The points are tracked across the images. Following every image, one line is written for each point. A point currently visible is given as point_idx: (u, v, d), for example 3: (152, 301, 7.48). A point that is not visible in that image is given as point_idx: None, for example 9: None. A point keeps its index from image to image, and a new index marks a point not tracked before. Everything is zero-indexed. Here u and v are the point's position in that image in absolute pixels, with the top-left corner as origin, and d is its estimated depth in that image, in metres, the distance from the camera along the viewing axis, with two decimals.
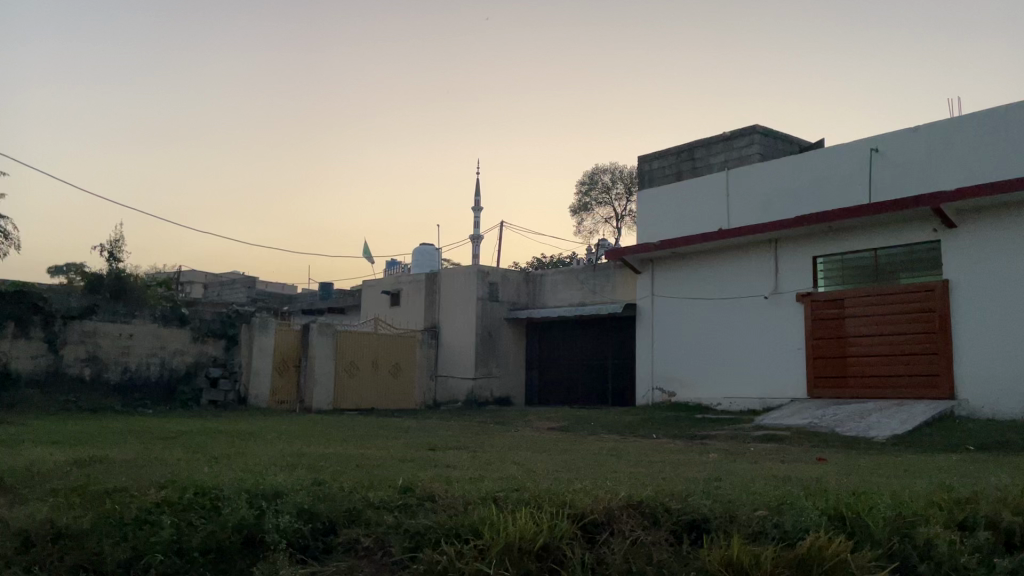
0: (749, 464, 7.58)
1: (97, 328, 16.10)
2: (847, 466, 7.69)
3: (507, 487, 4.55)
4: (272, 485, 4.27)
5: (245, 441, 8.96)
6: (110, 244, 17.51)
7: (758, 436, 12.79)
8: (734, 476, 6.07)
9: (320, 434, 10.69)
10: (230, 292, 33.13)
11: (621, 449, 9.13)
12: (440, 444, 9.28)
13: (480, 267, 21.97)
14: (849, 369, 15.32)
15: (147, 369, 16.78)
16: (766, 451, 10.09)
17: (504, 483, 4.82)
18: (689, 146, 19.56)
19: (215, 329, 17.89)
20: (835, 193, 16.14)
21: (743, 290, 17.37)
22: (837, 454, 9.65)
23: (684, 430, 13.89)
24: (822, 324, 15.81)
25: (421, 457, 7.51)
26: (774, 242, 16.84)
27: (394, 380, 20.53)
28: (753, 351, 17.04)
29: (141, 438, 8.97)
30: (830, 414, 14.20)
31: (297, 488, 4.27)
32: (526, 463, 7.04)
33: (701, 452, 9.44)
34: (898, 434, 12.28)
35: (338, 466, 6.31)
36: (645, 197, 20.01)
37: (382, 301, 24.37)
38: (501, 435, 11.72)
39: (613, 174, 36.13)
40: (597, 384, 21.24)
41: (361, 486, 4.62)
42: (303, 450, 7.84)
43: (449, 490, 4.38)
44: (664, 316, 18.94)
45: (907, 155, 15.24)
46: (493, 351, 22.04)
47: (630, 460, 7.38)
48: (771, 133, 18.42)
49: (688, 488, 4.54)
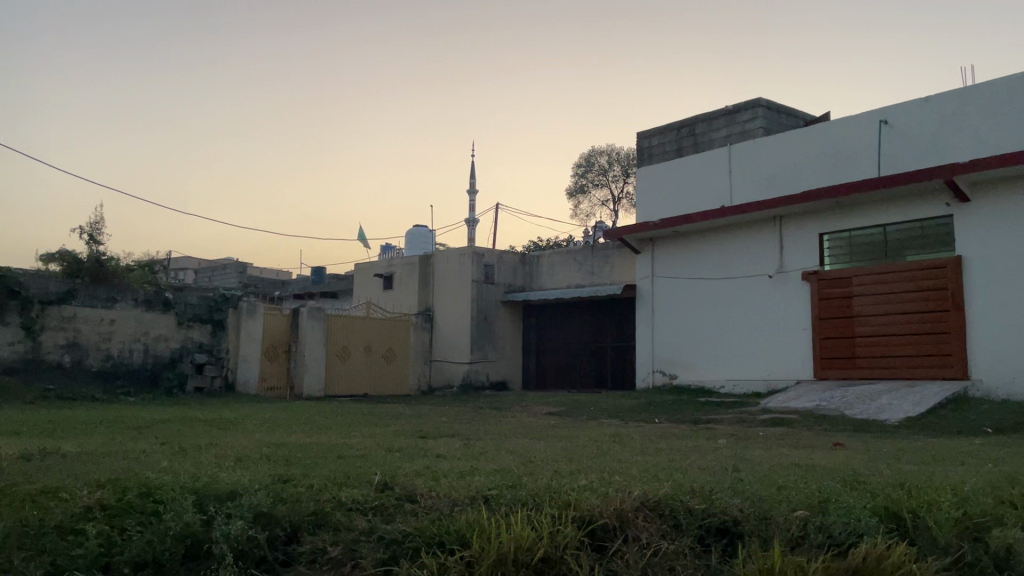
0: (765, 452, 7.03)
1: (77, 313, 15.49)
2: (871, 453, 7.15)
3: (500, 483, 3.98)
4: (228, 484, 3.71)
5: (224, 430, 8.40)
6: (90, 227, 16.88)
7: (765, 420, 12.25)
8: (754, 466, 5.51)
9: (306, 422, 10.12)
10: (222, 278, 32.54)
11: (625, 435, 8.57)
12: (431, 432, 8.71)
13: (474, 248, 21.38)
14: (857, 350, 14.79)
15: (130, 355, 16.18)
16: (778, 436, 9.55)
17: (496, 477, 4.24)
18: (689, 121, 18.91)
19: (201, 313, 17.31)
20: (843, 167, 15.54)
21: (746, 269, 16.79)
22: (854, 439, 9.11)
23: (687, 414, 13.37)
24: (829, 304, 15.26)
25: (410, 447, 6.93)
26: (778, 219, 16.26)
27: (387, 365, 19.98)
28: (757, 332, 16.49)
29: (113, 427, 8.40)
30: (838, 396, 13.67)
31: (257, 486, 3.72)
32: (523, 452, 6.48)
33: (711, 438, 8.87)
34: (912, 417, 11.75)
35: (316, 460, 5.74)
36: (644, 174, 19.40)
37: (375, 284, 23.78)
38: (497, 421, 11.17)
39: (610, 157, 35.47)
40: (596, 367, 20.70)
41: (333, 483, 4.06)
42: (282, 441, 7.25)
43: (433, 487, 3.81)
44: (665, 298, 18.37)
45: (917, 127, 14.63)
46: (489, 335, 21.46)
47: (637, 448, 6.81)
48: (775, 107, 17.79)
49: (708, 482, 4.00)
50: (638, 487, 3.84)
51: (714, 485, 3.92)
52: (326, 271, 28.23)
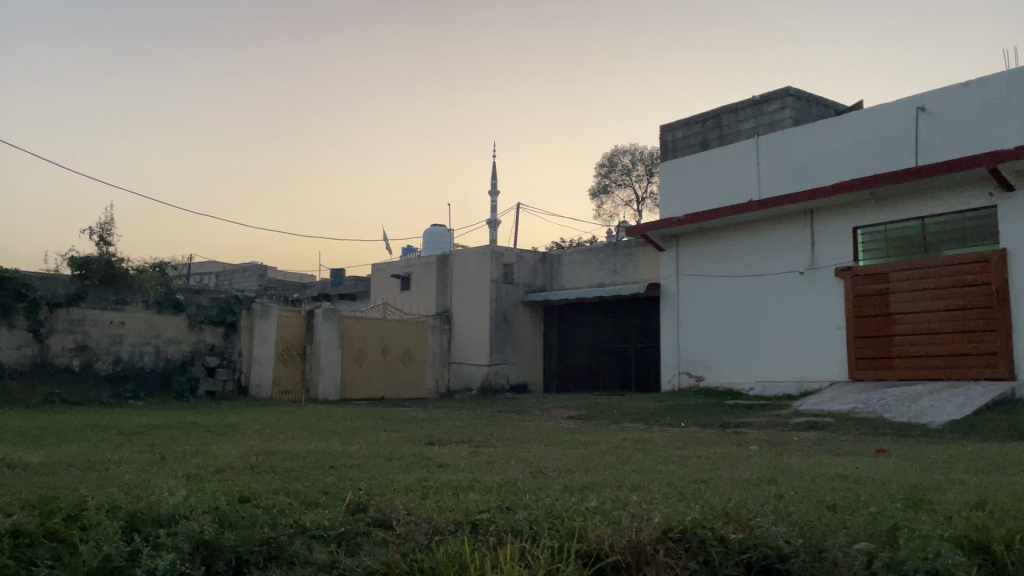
0: (802, 461, 6.39)
1: (86, 316, 15.09)
2: (918, 461, 6.49)
3: (497, 501, 3.42)
4: (170, 504, 3.16)
5: (220, 436, 7.88)
6: (100, 227, 16.51)
7: (799, 424, 11.53)
8: (793, 478, 4.87)
9: (310, 427, 9.58)
10: (242, 280, 32.26)
11: (648, 442, 7.94)
12: (440, 438, 8.13)
13: (493, 247, 20.81)
14: (893, 349, 14.01)
15: (140, 359, 15.76)
16: (812, 442, 8.88)
17: (493, 495, 3.67)
18: (715, 113, 18.20)
19: (213, 315, 16.81)
20: (877, 158, 14.77)
21: (776, 265, 16.06)
22: (897, 445, 8.42)
23: (715, 417, 12.68)
24: (864, 301, 14.49)
25: (412, 455, 6.35)
26: (809, 212, 15.52)
27: (405, 368, 19.46)
28: (787, 331, 15.76)
29: (102, 433, 7.90)
30: (876, 397, 12.91)
31: (207, 508, 3.17)
32: (535, 461, 5.89)
33: (742, 444, 8.23)
34: (956, 420, 10.97)
35: (305, 471, 5.20)
36: (668, 169, 18.73)
37: (392, 285, 23.30)
38: (513, 426, 10.59)
39: (633, 156, 34.75)
40: (619, 369, 20.05)
41: (299, 502, 3.50)
42: (274, 448, 6.69)
43: (418, 506, 3.28)
44: (690, 296, 17.68)
45: (957, 114, 13.82)
46: (509, 336, 20.88)
47: (661, 458, 6.20)
48: (804, 96, 17.04)
49: (744, 501, 3.44)
50: (660, 508, 3.29)
51: (748, 503, 3.35)
52: (344, 273, 27.81)
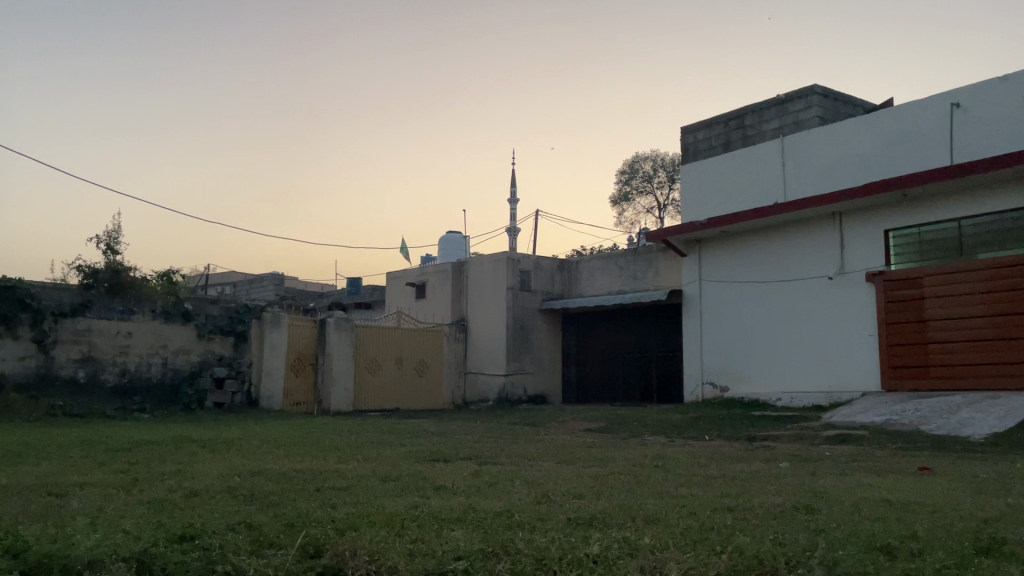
0: (839, 482, 5.81)
1: (92, 326, 14.65)
2: (969, 482, 5.86)
3: (484, 543, 2.90)
4: (85, 553, 2.64)
5: (213, 452, 7.42)
6: (107, 235, 16.17)
7: (830, 437, 10.89)
8: (833, 506, 4.27)
9: (313, 441, 9.10)
10: (259, 290, 32.00)
11: (670, 459, 7.35)
12: (446, 454, 7.60)
13: (510, 254, 20.29)
14: (929, 357, 13.28)
15: (148, 370, 15.33)
16: (848, 458, 8.26)
17: (480, 531, 3.15)
18: (738, 113, 17.57)
19: (221, 325, 16.48)
20: (909, 157, 14.08)
21: (804, 271, 15.39)
22: (940, 461, 7.77)
23: (740, 430, 12.05)
24: (897, 307, 13.78)
25: (410, 475, 5.82)
26: (837, 215, 14.86)
27: (419, 379, 18.95)
28: (815, 339, 15.09)
29: (87, 450, 7.44)
30: (911, 409, 12.21)
31: (132, 557, 2.66)
32: (543, 483, 5.35)
33: (770, 461, 7.62)
34: (999, 433, 10.25)
35: (284, 496, 4.70)
36: (690, 171, 18.13)
37: (407, 294, 22.87)
38: (528, 441, 10.04)
39: (655, 163, 34.12)
40: (640, 379, 19.42)
41: (251, 540, 2.98)
42: (263, 467, 6.20)
43: (387, 549, 2.78)
44: (714, 303, 17.04)
45: (994, 109, 13.12)
46: (526, 345, 20.34)
47: (682, 479, 5.64)
48: (831, 94, 16.39)
49: (782, 542, 2.90)
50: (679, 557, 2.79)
51: (787, 547, 2.83)
52: (361, 282, 27.43)
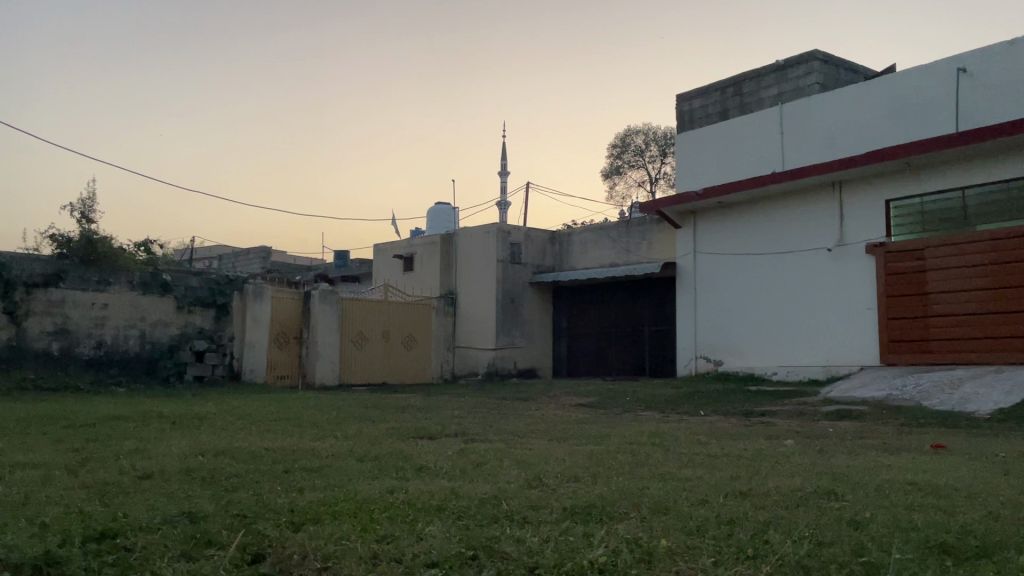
0: (851, 462, 5.39)
1: (65, 297, 13.97)
2: (992, 461, 5.43)
3: (462, 547, 2.44)
4: None
5: (180, 429, 6.94)
6: (81, 204, 15.59)
7: (830, 412, 10.50)
8: (857, 491, 3.84)
9: (289, 417, 8.61)
10: (244, 263, 31.40)
11: (667, 436, 6.92)
12: (432, 430, 7.14)
13: (499, 225, 19.77)
14: (930, 331, 12.89)
15: (125, 342, 14.69)
16: (853, 434, 7.84)
17: (457, 528, 2.69)
18: (735, 79, 17.03)
19: (203, 297, 15.76)
20: (913, 125, 13.60)
21: (802, 242, 14.95)
22: (951, 438, 7.37)
23: (736, 405, 11.65)
24: (898, 280, 13.35)
25: (389, 455, 5.36)
26: (837, 184, 14.39)
27: (407, 353, 18.48)
28: (812, 313, 14.69)
29: (44, 426, 6.92)
30: (912, 383, 11.85)
31: (33, 563, 2.25)
32: (533, 463, 4.89)
33: (773, 438, 7.19)
34: (1005, 408, 9.87)
35: (247, 479, 4.24)
36: (685, 140, 17.60)
37: (394, 266, 22.33)
38: (518, 416, 9.60)
39: (647, 136, 33.53)
40: (632, 353, 19.04)
41: (182, 538, 2.52)
42: (230, 445, 5.72)
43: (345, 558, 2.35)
44: (709, 276, 16.62)
45: (1002, 74, 12.61)
46: (516, 319, 19.90)
47: (683, 459, 5.21)
48: (832, 60, 15.86)
49: (820, 548, 2.46)
50: (695, 570, 2.34)
51: (824, 556, 2.39)
52: (348, 254, 26.85)
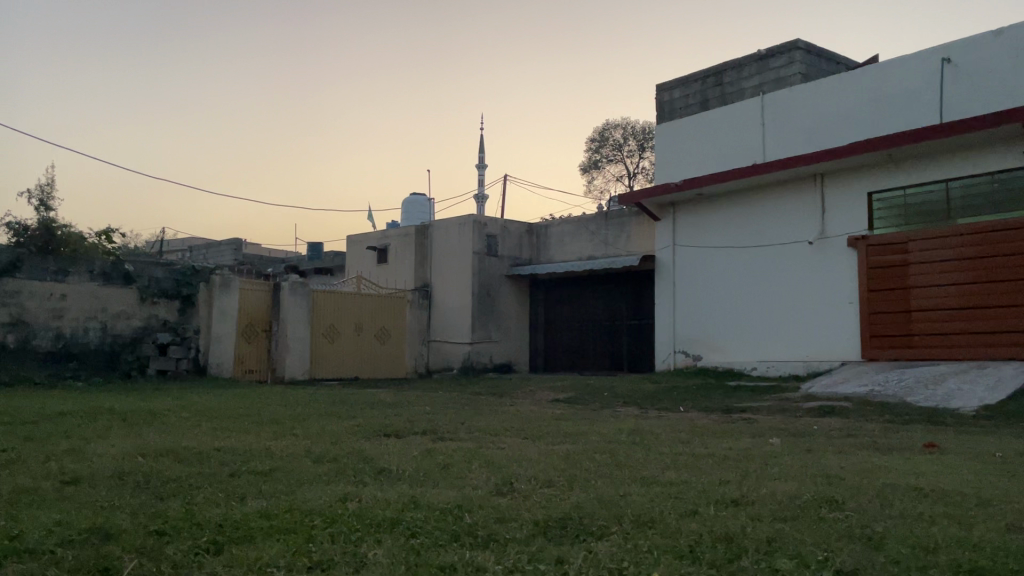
0: (841, 462, 5.09)
1: (21, 287, 13.31)
2: (990, 462, 5.13)
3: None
4: None
5: (129, 427, 6.44)
6: (40, 190, 14.97)
7: (813, 408, 10.20)
8: (861, 498, 3.50)
9: (251, 413, 8.11)
10: (215, 255, 30.65)
11: (648, 433, 6.58)
12: (399, 429, 6.73)
13: (475, 217, 19.35)
14: (912, 326, 12.67)
15: (84, 335, 14.03)
16: (840, 432, 7.54)
17: (409, 556, 2.30)
18: (716, 69, 16.72)
19: (167, 288, 15.15)
20: (897, 116, 13.35)
21: (783, 235, 14.68)
22: (942, 436, 7.08)
23: (718, 401, 11.33)
24: (879, 274, 13.12)
25: (351, 456, 4.93)
26: (819, 176, 14.11)
27: (381, 347, 18.02)
28: (793, 307, 14.43)
29: None
30: (895, 379, 11.61)
31: None
32: (505, 465, 4.51)
33: (758, 437, 6.86)
34: (991, 404, 9.65)
35: (185, 485, 3.81)
36: (665, 131, 17.26)
37: (368, 258, 21.83)
38: (491, 413, 9.18)
39: (625, 130, 33.20)
40: (610, 347, 18.72)
41: (69, 572, 2.21)
42: (176, 445, 5.25)
43: None
44: (688, 269, 16.32)
45: (987, 65, 12.37)
46: (492, 312, 19.51)
47: (666, 460, 4.86)
48: (814, 50, 15.61)
49: None
50: None
51: None
52: (321, 247, 26.25)
